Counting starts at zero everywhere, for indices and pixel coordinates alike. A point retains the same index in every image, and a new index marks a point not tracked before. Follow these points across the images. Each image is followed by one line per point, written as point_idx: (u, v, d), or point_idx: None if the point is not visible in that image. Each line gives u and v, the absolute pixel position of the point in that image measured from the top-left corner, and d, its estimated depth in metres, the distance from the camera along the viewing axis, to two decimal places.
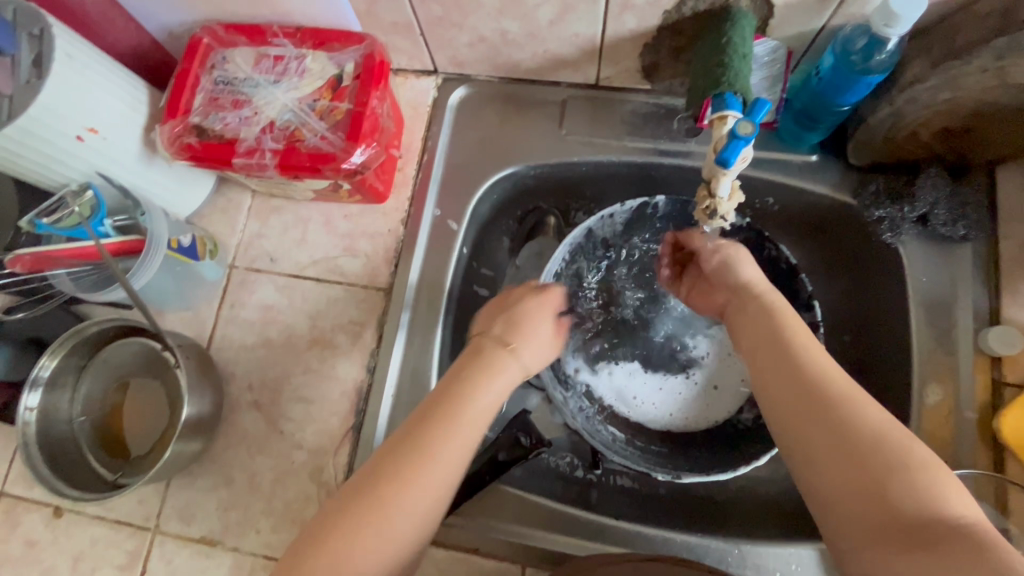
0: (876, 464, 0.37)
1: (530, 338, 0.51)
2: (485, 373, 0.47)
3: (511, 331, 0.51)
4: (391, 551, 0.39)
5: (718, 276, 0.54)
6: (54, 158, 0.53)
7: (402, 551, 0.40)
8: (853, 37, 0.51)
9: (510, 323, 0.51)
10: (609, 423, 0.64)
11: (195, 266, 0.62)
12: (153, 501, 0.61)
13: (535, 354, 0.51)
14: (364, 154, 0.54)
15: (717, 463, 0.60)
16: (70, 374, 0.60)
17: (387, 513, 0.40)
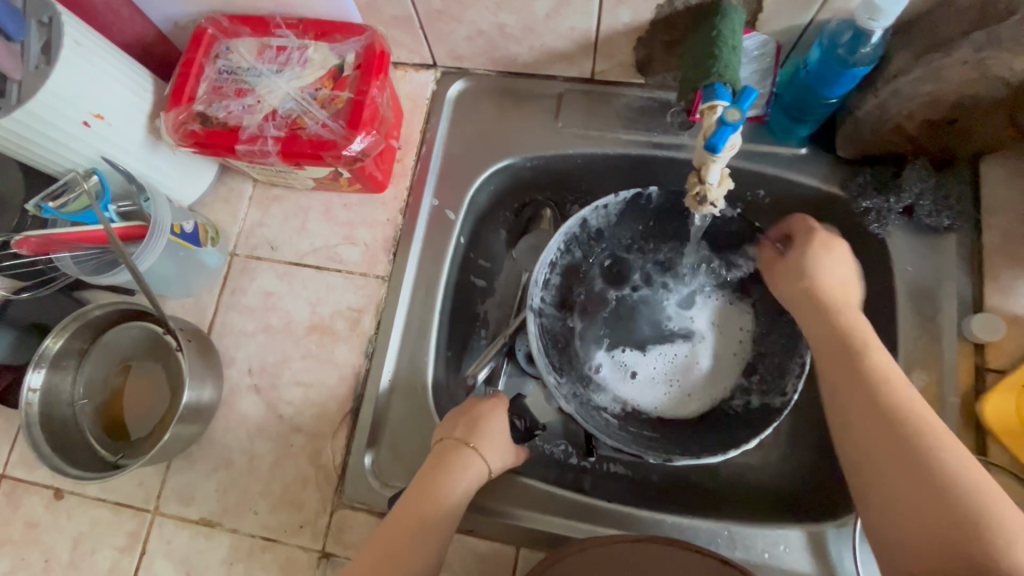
0: (949, 512, 0.39)
1: (489, 439, 0.55)
2: (444, 479, 0.52)
3: (470, 434, 0.55)
4: None
5: (810, 304, 0.55)
6: (61, 143, 0.54)
7: None
8: (839, 31, 0.52)
9: (470, 426, 0.56)
10: (604, 409, 0.65)
11: (197, 252, 0.64)
12: (153, 483, 0.62)
13: (496, 455, 0.56)
14: (364, 141, 0.56)
15: (709, 445, 0.61)
16: (73, 356, 0.61)
17: None
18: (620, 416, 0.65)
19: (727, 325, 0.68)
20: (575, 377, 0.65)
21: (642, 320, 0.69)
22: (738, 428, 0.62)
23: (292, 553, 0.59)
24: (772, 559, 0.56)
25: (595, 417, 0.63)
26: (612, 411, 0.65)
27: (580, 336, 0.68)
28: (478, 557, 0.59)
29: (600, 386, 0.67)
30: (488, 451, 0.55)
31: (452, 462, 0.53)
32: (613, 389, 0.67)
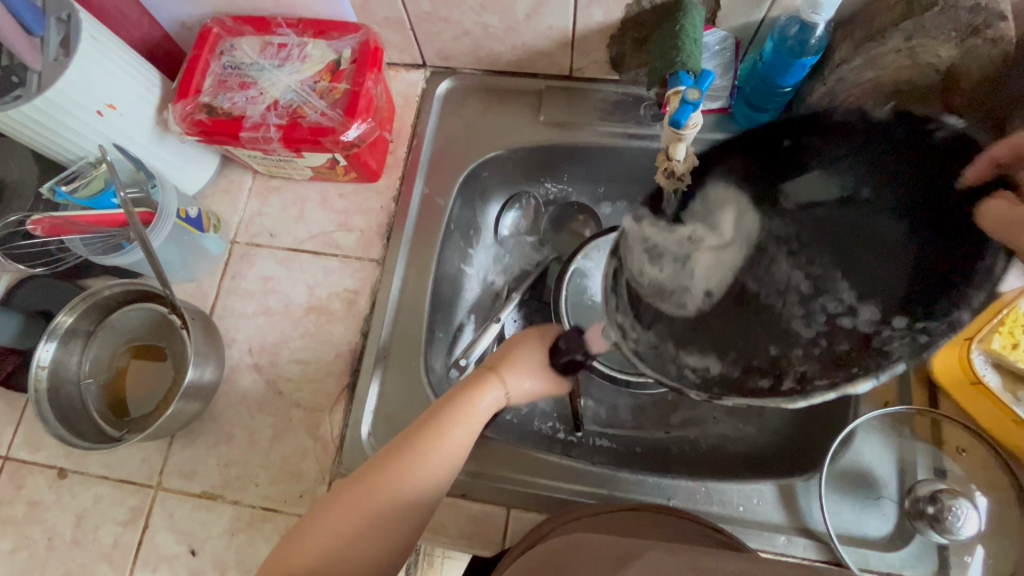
0: None
1: (516, 366, 0.57)
2: (460, 418, 0.51)
3: (502, 359, 0.57)
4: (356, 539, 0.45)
5: None
6: (75, 130, 0.58)
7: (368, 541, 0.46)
8: (787, 25, 0.58)
9: (504, 353, 0.58)
10: (756, 386, 0.45)
11: (200, 237, 0.67)
12: (156, 459, 0.65)
13: (519, 384, 0.56)
14: (360, 128, 0.60)
15: (831, 380, 0.41)
16: (80, 337, 0.63)
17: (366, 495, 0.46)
18: (726, 305, 0.51)
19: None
20: (677, 312, 0.51)
21: (754, 264, 0.50)
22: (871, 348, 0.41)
23: (291, 522, 0.62)
24: (747, 512, 0.59)
25: (710, 351, 0.48)
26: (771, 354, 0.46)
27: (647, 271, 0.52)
28: (471, 519, 0.61)
29: (747, 373, 0.45)
30: (511, 380, 0.56)
31: (469, 395, 0.53)
32: (731, 366, 0.47)
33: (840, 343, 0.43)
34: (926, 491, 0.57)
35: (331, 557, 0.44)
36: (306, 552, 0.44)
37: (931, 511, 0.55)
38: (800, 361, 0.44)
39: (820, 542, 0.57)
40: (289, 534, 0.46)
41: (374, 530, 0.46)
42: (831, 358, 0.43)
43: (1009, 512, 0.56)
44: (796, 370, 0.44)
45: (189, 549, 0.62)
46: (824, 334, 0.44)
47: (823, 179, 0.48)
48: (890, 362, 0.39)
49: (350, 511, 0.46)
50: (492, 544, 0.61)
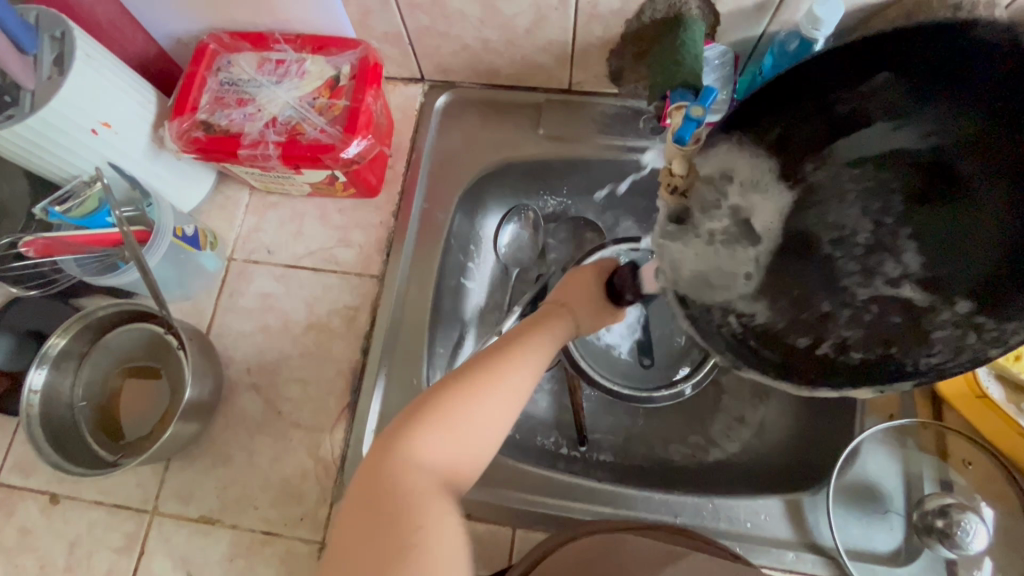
0: None
1: (583, 300, 0.56)
2: (542, 337, 0.50)
3: (569, 292, 0.56)
4: (461, 437, 0.43)
5: None
6: (69, 149, 0.57)
7: (474, 437, 0.43)
8: (787, 40, 0.58)
9: (573, 285, 0.57)
10: (795, 342, 0.38)
11: (196, 255, 0.66)
12: (152, 483, 0.63)
13: (587, 319, 0.56)
14: (360, 145, 0.60)
15: (866, 355, 0.36)
16: (73, 359, 0.62)
17: (468, 394, 0.43)
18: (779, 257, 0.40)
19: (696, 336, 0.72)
20: (727, 275, 0.39)
21: (823, 203, 0.39)
22: (929, 322, 0.35)
23: (292, 545, 0.60)
24: (755, 528, 0.59)
25: (758, 282, 0.40)
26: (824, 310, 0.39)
27: (692, 244, 0.38)
28: (476, 539, 0.60)
29: (783, 327, 0.38)
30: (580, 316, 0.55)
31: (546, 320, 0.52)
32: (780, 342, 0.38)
33: (891, 316, 0.37)
34: (934, 505, 0.56)
35: (443, 469, 0.41)
36: (418, 464, 0.40)
37: (940, 525, 0.55)
38: (843, 326, 0.38)
39: (829, 558, 0.57)
40: (381, 446, 0.42)
41: (478, 440, 0.43)
42: (875, 328, 0.37)
43: (1015, 524, 0.56)
44: (837, 335, 0.38)
45: None
46: (875, 298, 0.38)
47: (886, 133, 0.35)
48: (927, 354, 0.34)
49: (455, 424, 0.42)
50: (498, 564, 0.60)
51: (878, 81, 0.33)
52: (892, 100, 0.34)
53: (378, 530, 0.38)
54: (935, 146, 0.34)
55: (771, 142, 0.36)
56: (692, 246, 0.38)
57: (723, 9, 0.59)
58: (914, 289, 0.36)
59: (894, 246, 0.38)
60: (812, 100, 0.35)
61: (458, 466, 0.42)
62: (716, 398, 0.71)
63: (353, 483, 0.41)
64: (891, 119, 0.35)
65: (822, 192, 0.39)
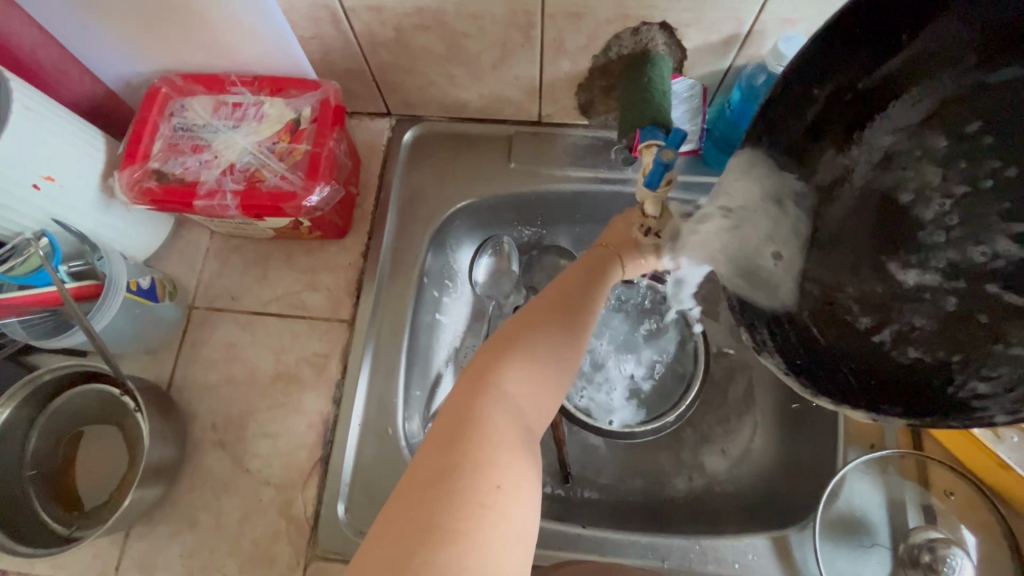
0: None
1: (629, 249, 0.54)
2: (599, 283, 0.52)
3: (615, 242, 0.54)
4: (533, 376, 0.45)
5: None
6: (9, 207, 0.54)
7: (543, 375, 0.46)
8: (754, 74, 0.58)
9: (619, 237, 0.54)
10: (856, 321, 0.41)
11: (154, 308, 0.63)
12: (111, 553, 0.59)
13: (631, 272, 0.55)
14: (323, 192, 0.57)
15: (923, 355, 0.38)
16: (20, 427, 0.57)
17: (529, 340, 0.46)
18: (860, 241, 0.43)
19: (680, 367, 0.72)
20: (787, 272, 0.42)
21: (893, 165, 0.42)
22: (1006, 329, 0.35)
23: None
24: (743, 568, 0.57)
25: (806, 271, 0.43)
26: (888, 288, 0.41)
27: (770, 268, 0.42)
28: None
29: (848, 302, 0.42)
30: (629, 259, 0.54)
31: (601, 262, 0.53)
32: (841, 341, 0.40)
33: (975, 316, 0.37)
34: (921, 538, 0.57)
35: (520, 406, 0.44)
36: (501, 398, 0.43)
37: (926, 560, 0.56)
38: (918, 314, 0.39)
39: None
40: (471, 379, 0.44)
41: (547, 377, 0.46)
42: (951, 323, 0.38)
43: (997, 552, 0.56)
44: (905, 323, 0.40)
45: None
46: (936, 286, 0.39)
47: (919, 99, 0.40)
48: (981, 380, 0.34)
49: (527, 364, 0.45)
50: None
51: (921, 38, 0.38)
52: (938, 54, 0.38)
53: (462, 466, 0.38)
54: (969, 95, 0.39)
55: (809, 123, 0.42)
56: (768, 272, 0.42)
57: (689, 45, 0.58)
58: (968, 278, 0.38)
59: (990, 226, 0.38)
60: (869, 51, 0.40)
61: (527, 407, 0.44)
62: (700, 431, 0.70)
63: (435, 420, 0.42)
64: (932, 80, 0.39)
65: (895, 153, 0.42)
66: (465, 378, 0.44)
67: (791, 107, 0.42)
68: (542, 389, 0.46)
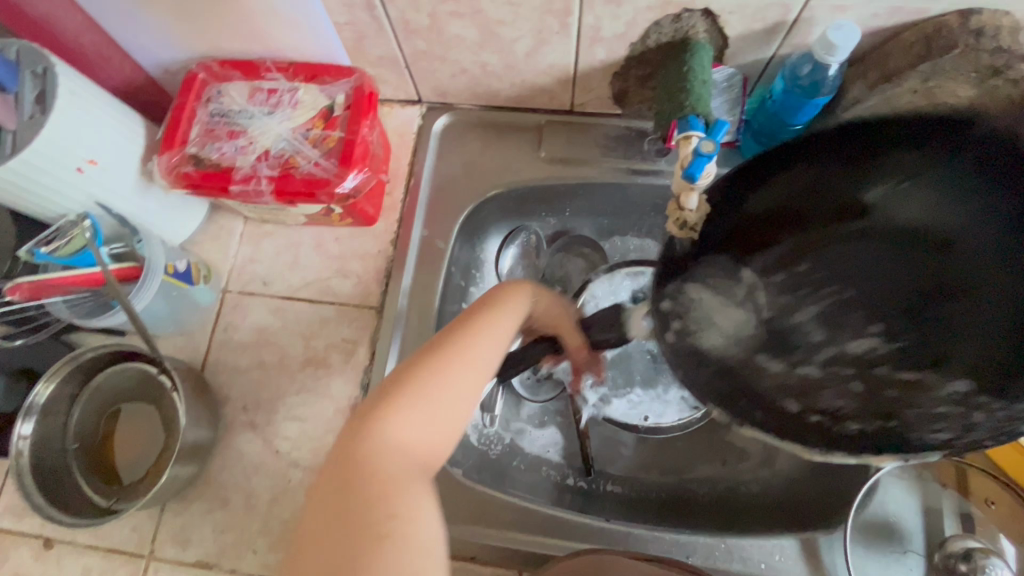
0: None
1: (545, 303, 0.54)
2: (503, 308, 0.49)
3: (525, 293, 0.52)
4: (428, 419, 0.43)
5: None
6: (56, 189, 0.55)
7: (440, 414, 0.44)
8: (799, 63, 0.56)
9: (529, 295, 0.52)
10: (784, 407, 0.44)
11: (189, 290, 0.64)
12: (147, 526, 0.62)
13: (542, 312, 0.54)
14: (356, 178, 0.58)
15: (867, 426, 0.42)
16: (64, 402, 0.60)
17: (425, 379, 0.44)
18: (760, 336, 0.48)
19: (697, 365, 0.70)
20: (712, 343, 0.46)
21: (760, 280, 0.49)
22: (915, 398, 0.43)
23: None
24: (769, 569, 0.57)
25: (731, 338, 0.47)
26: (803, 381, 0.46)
27: (678, 328, 0.46)
28: None
29: (769, 389, 0.45)
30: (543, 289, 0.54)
31: (504, 290, 0.51)
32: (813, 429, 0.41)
33: (885, 390, 0.44)
34: (959, 547, 0.55)
35: (409, 450, 0.42)
36: (390, 445, 0.41)
37: (964, 569, 0.54)
38: (835, 396, 0.44)
39: None
40: (356, 425, 0.42)
41: (442, 410, 0.44)
42: (871, 401, 0.43)
43: None
44: (830, 405, 0.44)
45: None
46: (822, 376, 0.46)
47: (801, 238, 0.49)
48: (933, 435, 0.39)
49: (420, 407, 0.43)
50: None
51: (802, 173, 0.47)
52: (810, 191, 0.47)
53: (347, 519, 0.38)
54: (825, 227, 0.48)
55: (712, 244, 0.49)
56: (707, 337, 0.46)
57: (731, 32, 0.56)
58: (852, 368, 0.46)
59: (846, 329, 0.47)
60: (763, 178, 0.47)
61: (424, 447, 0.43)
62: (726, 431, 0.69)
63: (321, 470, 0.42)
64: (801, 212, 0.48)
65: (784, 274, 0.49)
66: (350, 427, 0.43)
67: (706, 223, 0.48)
68: (442, 425, 0.44)
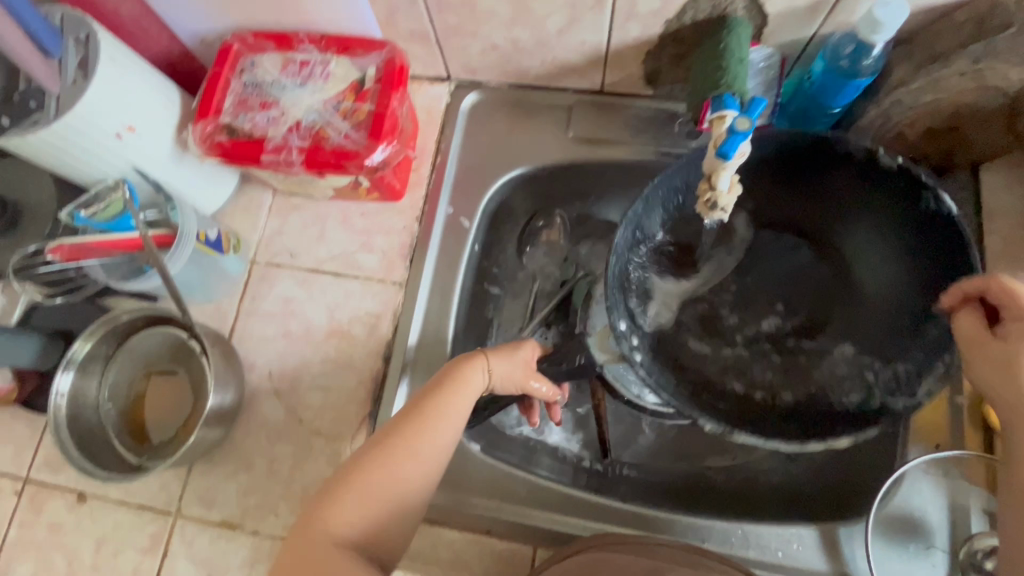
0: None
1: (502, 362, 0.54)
2: (455, 393, 0.52)
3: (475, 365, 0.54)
4: (370, 508, 0.48)
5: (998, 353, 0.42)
6: (95, 153, 0.57)
7: (382, 503, 0.48)
8: (840, 44, 0.54)
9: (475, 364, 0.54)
10: (728, 388, 0.56)
11: (219, 259, 0.66)
12: (175, 486, 0.64)
13: (502, 376, 0.55)
14: (385, 151, 0.58)
15: (795, 397, 0.55)
16: (99, 361, 0.62)
17: (372, 469, 0.49)
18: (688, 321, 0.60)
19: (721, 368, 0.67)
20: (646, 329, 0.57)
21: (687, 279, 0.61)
22: (818, 360, 0.57)
23: None
24: (787, 558, 0.57)
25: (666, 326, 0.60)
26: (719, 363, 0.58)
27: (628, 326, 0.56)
28: (496, 557, 0.60)
29: (705, 370, 0.57)
30: (496, 360, 0.54)
31: (458, 371, 0.53)
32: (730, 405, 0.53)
33: (797, 359, 0.58)
34: (985, 545, 0.54)
35: (346, 537, 0.47)
36: (331, 533, 0.47)
37: (990, 567, 0.53)
38: (761, 373, 0.58)
39: None
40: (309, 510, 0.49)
41: (383, 500, 0.48)
42: (784, 371, 0.57)
43: None
44: (754, 379, 0.57)
45: None
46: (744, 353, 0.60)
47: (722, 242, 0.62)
48: (844, 398, 0.52)
49: (359, 498, 0.48)
50: None
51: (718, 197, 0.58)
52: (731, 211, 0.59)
53: None
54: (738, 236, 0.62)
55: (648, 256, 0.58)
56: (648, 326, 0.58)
57: (772, 10, 0.55)
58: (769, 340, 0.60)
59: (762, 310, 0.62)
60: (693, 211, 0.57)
61: (367, 534, 0.48)
62: None
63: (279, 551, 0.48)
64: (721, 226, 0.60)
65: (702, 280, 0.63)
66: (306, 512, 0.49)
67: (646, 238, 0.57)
68: (386, 513, 0.49)
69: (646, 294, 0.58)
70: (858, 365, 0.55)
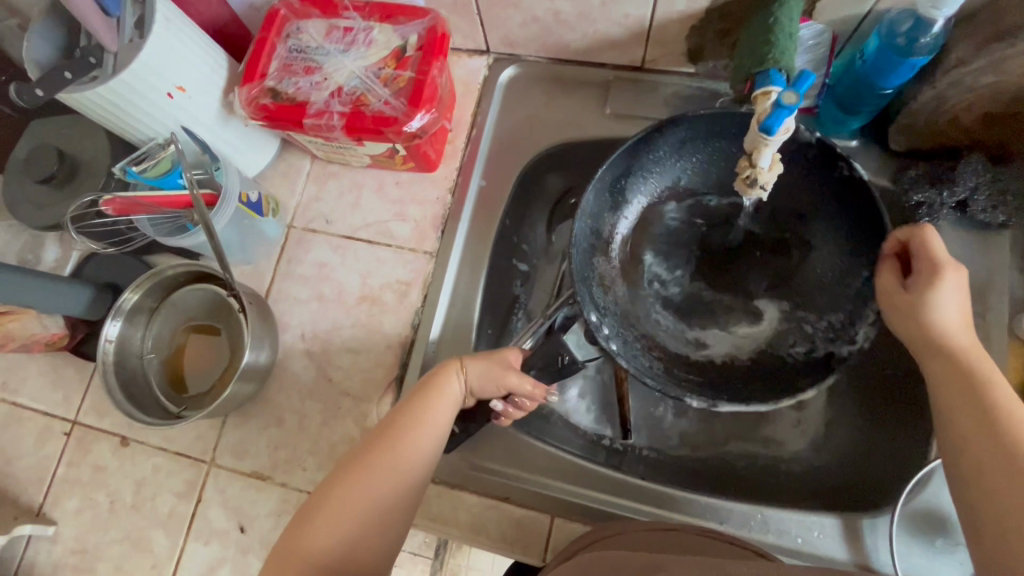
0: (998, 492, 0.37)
1: (477, 365, 0.55)
2: (431, 401, 0.52)
3: (442, 372, 0.54)
4: (348, 523, 0.45)
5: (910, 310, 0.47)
6: (148, 112, 0.59)
7: (360, 517, 0.46)
8: (898, 19, 0.52)
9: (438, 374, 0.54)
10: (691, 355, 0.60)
11: (258, 221, 0.68)
12: (210, 436, 0.67)
13: (475, 379, 0.55)
14: (423, 119, 0.59)
15: (754, 360, 0.59)
16: (144, 312, 0.66)
17: (354, 479, 0.47)
18: (638, 288, 0.62)
19: None
20: (611, 307, 0.59)
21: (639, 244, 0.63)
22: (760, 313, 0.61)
23: None
24: (806, 545, 0.56)
25: (620, 301, 0.61)
26: (671, 326, 0.61)
27: (602, 305, 0.58)
28: (515, 524, 0.60)
29: (662, 337, 0.61)
30: (470, 363, 0.55)
31: (433, 378, 0.54)
32: (699, 380, 0.58)
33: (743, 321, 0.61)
34: None
35: (328, 553, 0.44)
36: (311, 552, 0.43)
37: None
38: (715, 339, 0.61)
39: None
40: (293, 525, 0.46)
41: (365, 514, 0.46)
42: (735, 335, 0.61)
43: None
44: (712, 346, 0.61)
45: (239, 525, 0.64)
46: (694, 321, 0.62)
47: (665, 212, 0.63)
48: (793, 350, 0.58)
49: (337, 514, 0.45)
50: (537, 552, 0.60)
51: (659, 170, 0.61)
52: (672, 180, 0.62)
53: None
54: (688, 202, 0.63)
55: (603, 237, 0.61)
56: (614, 305, 0.60)
57: None
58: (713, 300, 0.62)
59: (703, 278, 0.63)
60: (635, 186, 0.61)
61: (349, 553, 0.44)
62: None
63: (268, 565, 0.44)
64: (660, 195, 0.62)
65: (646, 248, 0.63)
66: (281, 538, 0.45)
67: (599, 224, 0.60)
68: (365, 528, 0.46)
69: (603, 278, 0.60)
70: (794, 317, 0.59)
